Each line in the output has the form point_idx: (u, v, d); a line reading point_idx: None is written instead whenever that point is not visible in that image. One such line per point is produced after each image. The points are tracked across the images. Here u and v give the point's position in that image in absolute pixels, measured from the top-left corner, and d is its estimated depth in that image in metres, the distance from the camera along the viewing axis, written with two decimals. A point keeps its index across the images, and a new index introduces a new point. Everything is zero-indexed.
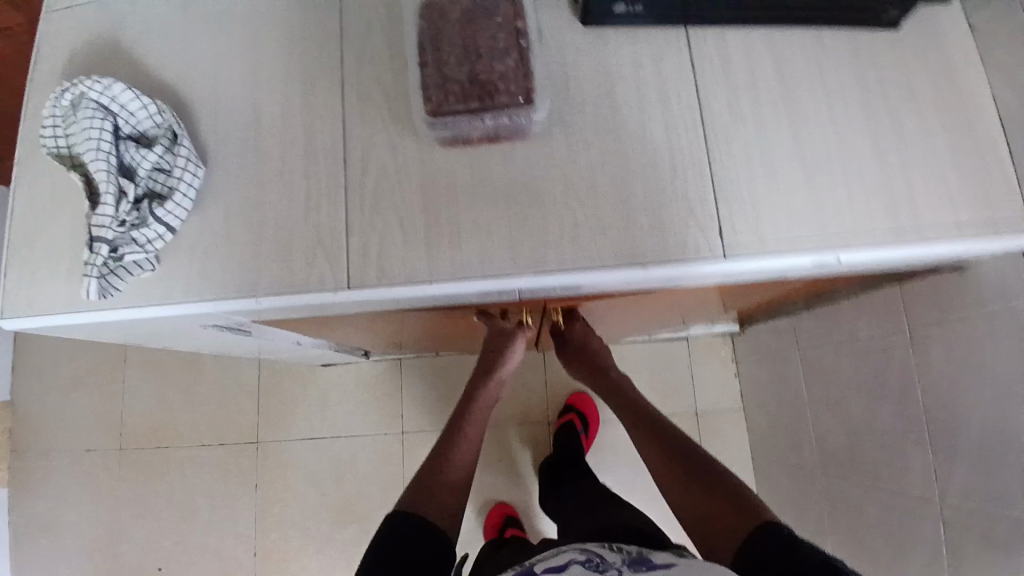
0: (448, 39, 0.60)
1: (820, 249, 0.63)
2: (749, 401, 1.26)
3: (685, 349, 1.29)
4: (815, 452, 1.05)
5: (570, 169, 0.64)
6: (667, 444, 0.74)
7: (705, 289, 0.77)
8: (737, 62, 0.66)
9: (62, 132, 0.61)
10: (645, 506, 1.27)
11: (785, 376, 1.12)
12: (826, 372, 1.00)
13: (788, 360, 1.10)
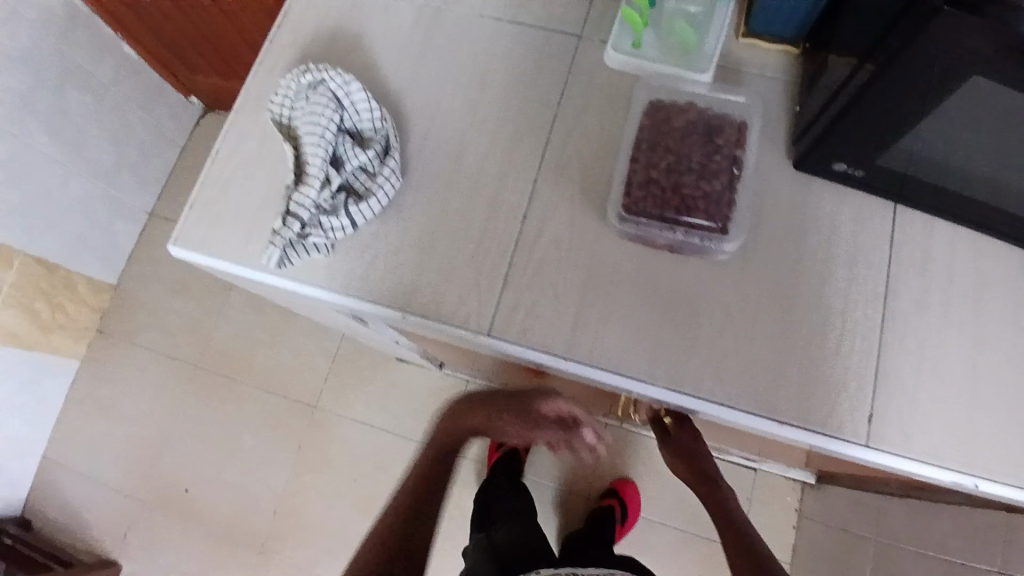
0: (664, 145, 0.61)
1: (961, 471, 0.59)
2: (799, 558, 1.19)
3: (750, 477, 1.25)
4: None
5: (734, 300, 0.63)
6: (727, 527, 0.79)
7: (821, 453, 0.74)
8: (939, 254, 0.64)
9: (292, 107, 0.66)
10: None
11: (844, 551, 1.05)
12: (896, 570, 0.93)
13: (854, 538, 1.04)
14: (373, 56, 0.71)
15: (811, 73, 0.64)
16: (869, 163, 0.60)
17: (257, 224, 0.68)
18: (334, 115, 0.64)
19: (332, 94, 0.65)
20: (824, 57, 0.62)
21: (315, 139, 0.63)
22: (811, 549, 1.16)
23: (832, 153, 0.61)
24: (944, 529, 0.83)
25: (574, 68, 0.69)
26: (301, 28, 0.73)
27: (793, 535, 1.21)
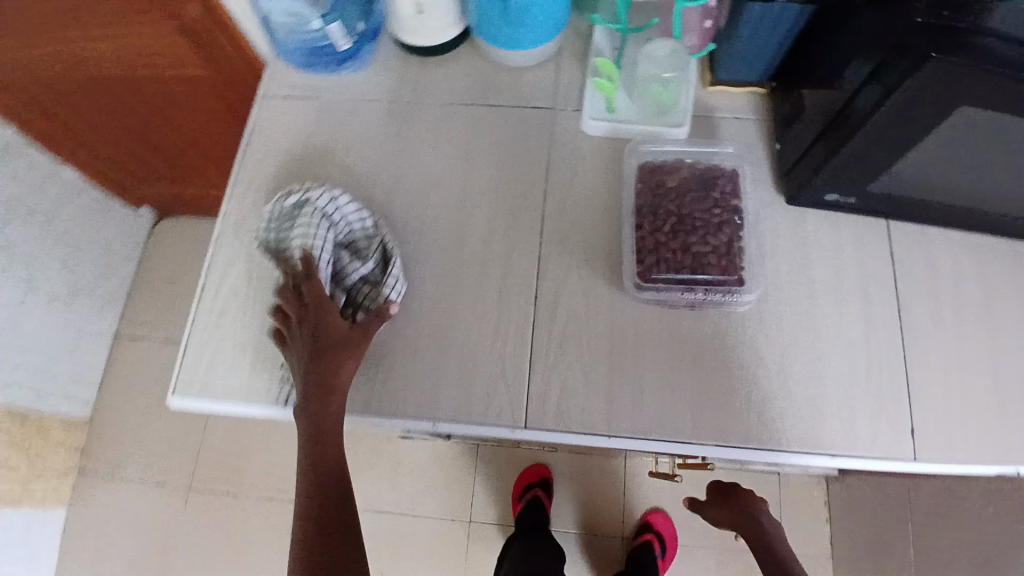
0: (665, 207, 0.63)
1: (1007, 464, 0.60)
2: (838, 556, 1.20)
3: (775, 482, 1.26)
4: None
5: (761, 342, 0.63)
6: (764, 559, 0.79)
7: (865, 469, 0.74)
8: (939, 260, 0.66)
9: (276, 231, 0.64)
10: None
11: (885, 541, 1.06)
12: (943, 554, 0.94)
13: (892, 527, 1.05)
14: (357, 162, 0.71)
15: (784, 113, 0.67)
16: (861, 190, 0.62)
17: (260, 356, 0.64)
18: (327, 234, 0.62)
19: (320, 211, 0.63)
20: (798, 96, 0.64)
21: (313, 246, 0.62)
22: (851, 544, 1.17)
23: (824, 185, 0.63)
24: (984, 509, 0.84)
25: (553, 141, 0.70)
26: (278, 146, 0.72)
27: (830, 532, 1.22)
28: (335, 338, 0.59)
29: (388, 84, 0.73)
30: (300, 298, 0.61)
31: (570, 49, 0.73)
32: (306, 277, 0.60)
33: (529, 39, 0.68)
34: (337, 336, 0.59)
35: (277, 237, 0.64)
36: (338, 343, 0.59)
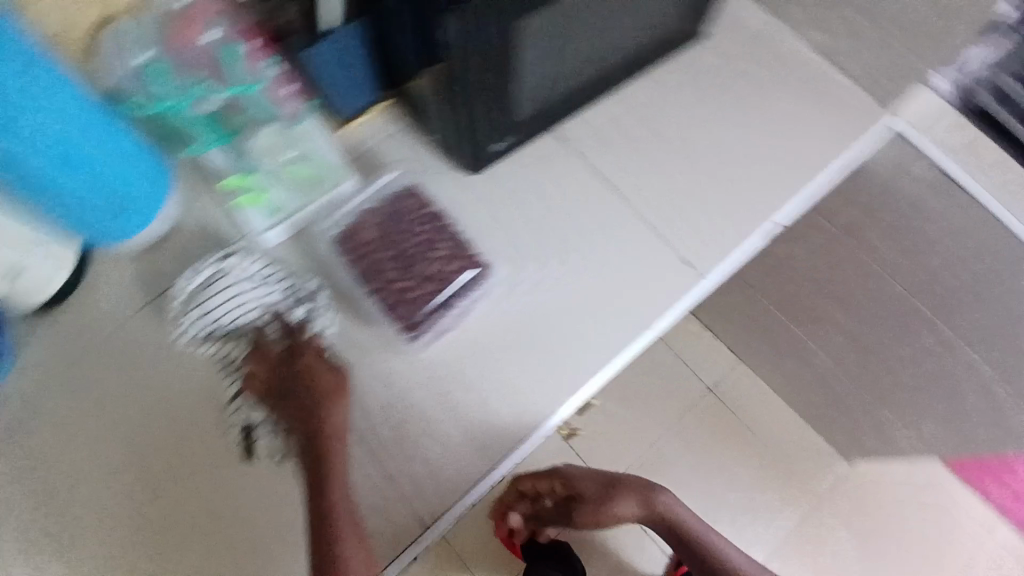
0: (380, 254, 0.63)
1: (758, 224, 0.71)
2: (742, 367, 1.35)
3: (665, 351, 1.36)
4: (823, 361, 1.14)
5: (542, 288, 0.66)
6: (617, 508, 0.79)
7: None
8: (603, 125, 0.74)
9: (198, 312, 0.60)
10: (733, 497, 1.28)
11: (757, 321, 1.20)
12: (785, 300, 1.09)
13: (751, 309, 1.20)
14: (88, 442, 0.61)
15: (417, 111, 0.71)
16: (513, 125, 0.66)
17: None
18: (251, 301, 0.60)
19: (236, 278, 0.60)
20: (420, 90, 0.68)
21: (265, 297, 0.61)
22: (742, 341, 1.31)
23: (487, 139, 0.66)
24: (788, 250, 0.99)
25: None
26: None
27: (726, 349, 1.36)
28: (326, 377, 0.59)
29: (49, 357, 0.63)
30: (276, 343, 0.61)
31: (200, 185, 0.69)
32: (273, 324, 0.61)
33: (116, 232, 0.62)
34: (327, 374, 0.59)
35: (207, 290, 0.60)
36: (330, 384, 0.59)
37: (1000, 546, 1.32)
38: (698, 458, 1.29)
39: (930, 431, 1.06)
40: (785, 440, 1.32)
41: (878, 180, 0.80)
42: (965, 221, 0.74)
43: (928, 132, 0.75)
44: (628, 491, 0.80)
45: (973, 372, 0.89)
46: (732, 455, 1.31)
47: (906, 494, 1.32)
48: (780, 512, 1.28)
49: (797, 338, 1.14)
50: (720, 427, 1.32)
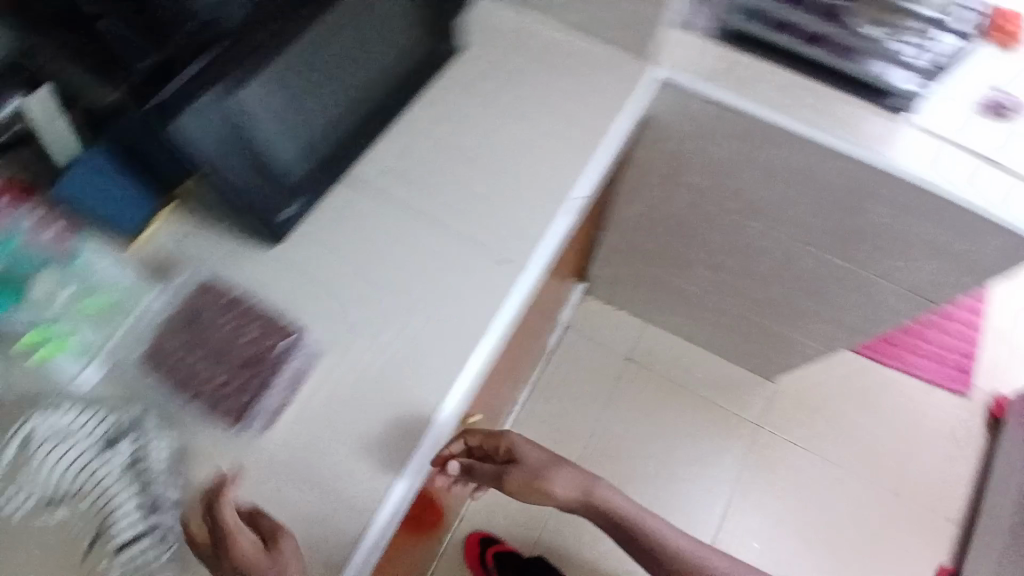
0: (185, 358, 0.62)
1: (560, 203, 0.71)
2: (652, 327, 1.43)
3: (578, 339, 1.42)
4: (708, 298, 1.20)
5: (371, 337, 0.64)
6: (558, 483, 0.77)
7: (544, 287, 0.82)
8: (393, 155, 0.71)
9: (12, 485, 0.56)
10: (681, 445, 1.34)
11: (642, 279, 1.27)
12: (656, 255, 1.17)
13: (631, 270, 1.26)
14: None
15: (200, 207, 0.69)
16: (289, 190, 0.64)
17: None
18: (68, 452, 0.57)
19: (46, 434, 0.57)
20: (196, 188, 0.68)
21: (83, 442, 0.57)
22: (639, 302, 1.37)
23: (266, 212, 0.63)
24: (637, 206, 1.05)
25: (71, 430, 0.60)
26: None
27: (627, 313, 1.43)
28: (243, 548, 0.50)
29: None
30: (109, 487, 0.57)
31: None
32: (99, 468, 0.57)
33: None
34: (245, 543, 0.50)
35: (16, 458, 0.56)
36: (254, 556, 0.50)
37: (929, 406, 1.41)
38: (637, 420, 1.36)
39: (818, 330, 1.13)
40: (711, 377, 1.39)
41: (672, 122, 0.84)
42: (751, 135, 0.79)
43: (696, 69, 0.78)
44: (569, 471, 0.78)
45: (822, 264, 0.95)
46: (670, 408, 1.37)
47: (832, 390, 1.40)
48: (727, 444, 1.34)
49: (679, 285, 1.21)
50: (649, 386, 1.39)
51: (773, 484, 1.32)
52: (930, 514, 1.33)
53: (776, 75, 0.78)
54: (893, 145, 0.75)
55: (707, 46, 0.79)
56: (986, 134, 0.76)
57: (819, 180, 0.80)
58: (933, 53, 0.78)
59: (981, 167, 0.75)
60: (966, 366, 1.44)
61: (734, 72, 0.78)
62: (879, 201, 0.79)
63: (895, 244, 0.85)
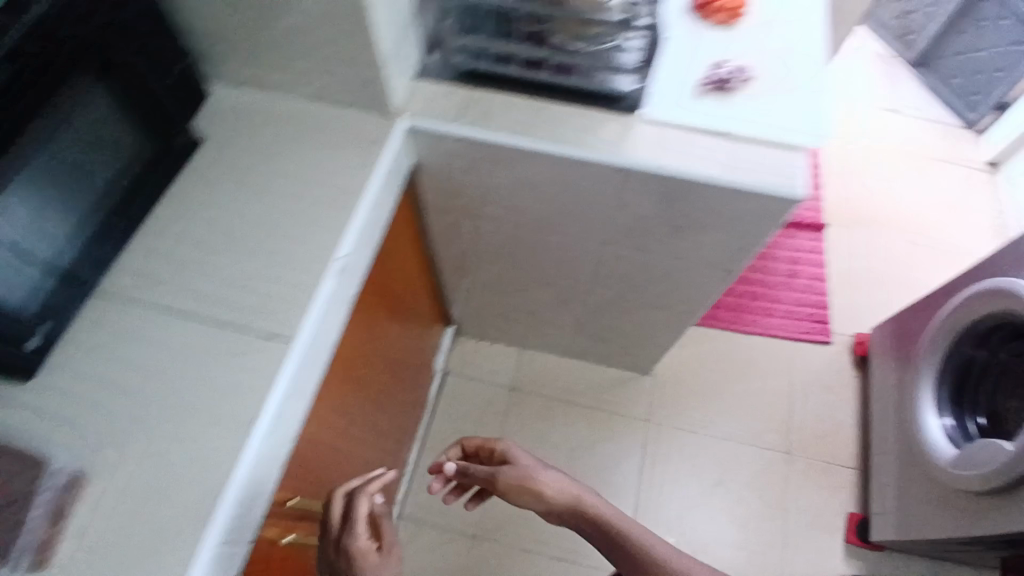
0: None
1: (325, 266, 0.71)
2: (528, 351, 1.52)
3: (461, 381, 1.48)
4: (555, 312, 1.28)
5: (142, 449, 0.63)
6: (546, 482, 0.80)
7: (354, 346, 0.82)
8: (147, 263, 0.73)
9: None
10: (577, 453, 1.42)
11: (495, 308, 1.35)
12: (494, 286, 1.25)
13: (482, 300, 1.34)
14: None
15: None
16: (25, 321, 0.63)
17: None
18: None
19: None
20: None
21: None
22: (506, 329, 1.45)
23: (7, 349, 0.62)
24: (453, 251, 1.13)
25: None
26: None
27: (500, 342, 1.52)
28: (358, 542, 0.70)
29: None
30: None
31: None
32: None
33: None
34: (360, 536, 0.71)
35: None
36: (368, 546, 0.71)
37: (792, 360, 1.52)
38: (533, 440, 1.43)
39: (654, 321, 1.21)
40: (591, 383, 1.49)
41: (439, 167, 0.88)
42: (508, 161, 0.83)
43: (437, 112, 0.82)
44: (557, 474, 0.82)
45: (625, 262, 1.02)
46: (560, 421, 1.45)
47: (702, 367, 1.51)
48: (619, 441, 1.43)
49: (528, 307, 1.30)
50: (537, 404, 1.47)
51: (668, 469, 1.41)
52: (818, 458, 1.42)
53: (514, 104, 0.82)
54: (633, 140, 0.80)
55: (444, 88, 0.84)
56: (715, 110, 0.81)
57: (581, 189, 0.86)
58: (637, 51, 0.83)
59: (718, 139, 0.79)
60: (821, 316, 1.56)
61: (478, 108, 0.82)
62: (637, 198, 0.85)
63: (672, 231, 0.91)
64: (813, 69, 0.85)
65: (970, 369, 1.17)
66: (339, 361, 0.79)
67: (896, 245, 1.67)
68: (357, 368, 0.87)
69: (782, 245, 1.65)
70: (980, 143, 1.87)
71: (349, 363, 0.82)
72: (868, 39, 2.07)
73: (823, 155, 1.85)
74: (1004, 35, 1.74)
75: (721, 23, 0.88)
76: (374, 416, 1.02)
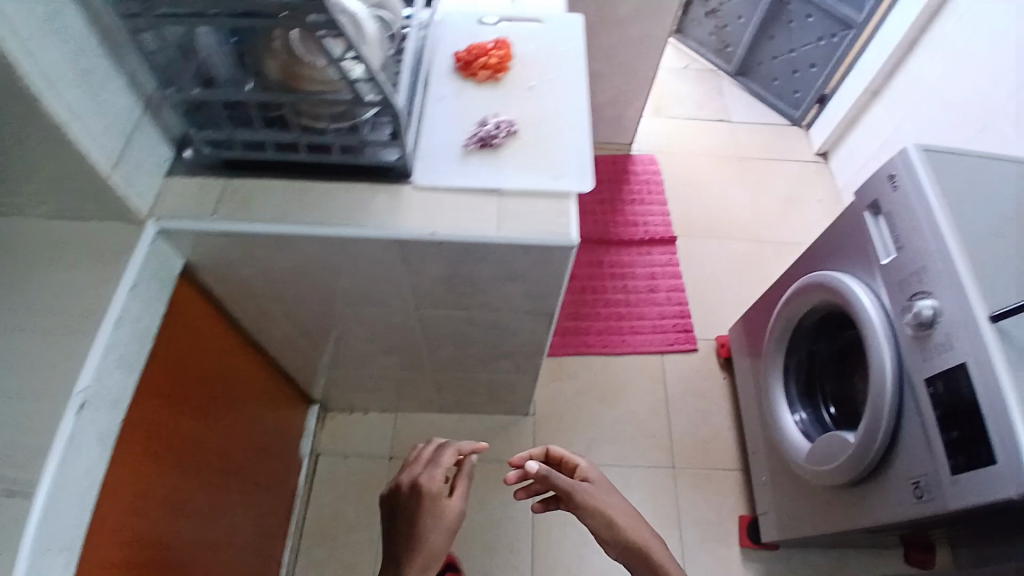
0: None
1: (66, 403, 0.67)
2: (402, 414, 1.52)
3: (334, 459, 1.47)
4: (412, 374, 1.27)
5: None
6: (615, 512, 0.89)
7: (138, 465, 0.80)
8: None
9: None
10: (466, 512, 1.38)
11: (350, 376, 1.33)
12: (340, 359, 1.23)
13: (337, 372, 1.31)
14: None
15: None
16: None
17: None
18: None
19: None
20: None
21: None
22: (373, 396, 1.44)
23: None
24: (272, 335, 1.11)
25: None
26: None
27: (372, 407, 1.50)
28: (433, 481, 0.89)
29: None
30: None
31: None
32: None
33: None
34: (437, 475, 0.90)
35: None
36: (438, 489, 0.88)
37: (661, 373, 1.56)
38: None
39: (505, 369, 1.20)
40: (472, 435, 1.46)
41: (214, 262, 0.85)
42: (278, 253, 0.81)
43: (191, 211, 0.78)
44: (621, 504, 0.91)
45: (448, 324, 1.01)
46: None
47: (580, 396, 1.51)
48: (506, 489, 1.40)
49: (384, 372, 1.28)
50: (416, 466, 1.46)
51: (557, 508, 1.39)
52: (703, 467, 1.44)
53: (273, 188, 0.79)
54: (398, 212, 0.76)
55: (198, 185, 0.80)
56: (480, 170, 0.80)
57: (366, 271, 0.84)
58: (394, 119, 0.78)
59: (487, 199, 0.77)
60: (683, 325, 1.63)
61: (235, 198, 0.78)
62: (425, 273, 0.84)
63: (476, 293, 0.89)
64: (579, 116, 0.86)
65: (809, 360, 1.19)
66: (110, 493, 0.74)
67: (736, 247, 1.78)
68: (155, 485, 0.83)
69: (640, 261, 1.74)
70: (810, 141, 2.00)
71: (136, 486, 0.79)
72: (695, 57, 2.20)
73: (667, 169, 1.94)
74: (812, 33, 1.84)
75: (487, 80, 0.89)
76: (198, 530, 0.96)
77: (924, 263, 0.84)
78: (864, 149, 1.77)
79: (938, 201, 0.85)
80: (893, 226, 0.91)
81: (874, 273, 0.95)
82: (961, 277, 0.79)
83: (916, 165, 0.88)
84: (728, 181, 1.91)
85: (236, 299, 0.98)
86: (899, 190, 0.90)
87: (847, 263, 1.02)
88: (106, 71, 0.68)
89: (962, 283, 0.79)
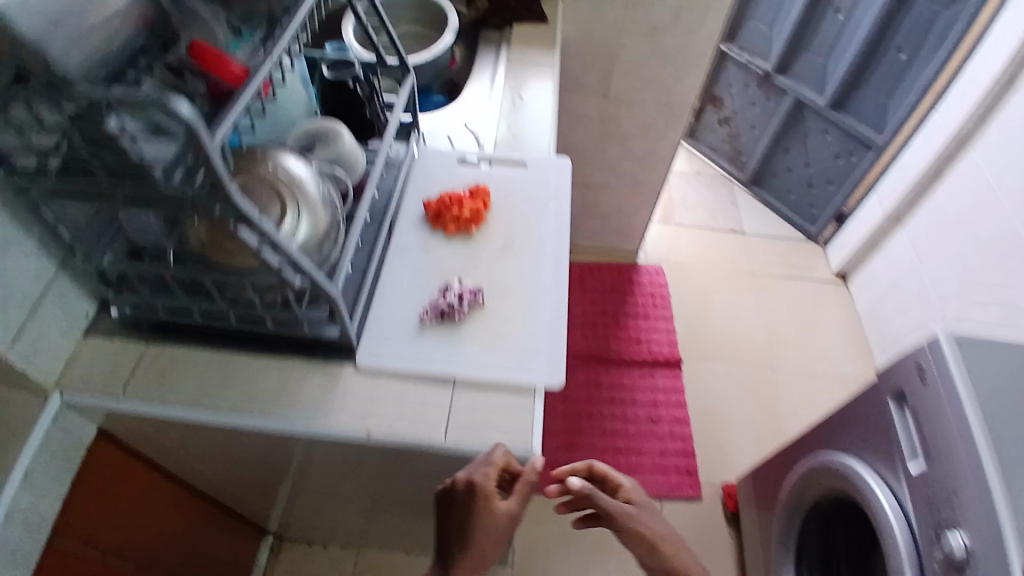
0: None
1: None
2: (366, 550, 1.38)
3: None
4: (374, 517, 1.15)
5: None
6: (662, 538, 0.76)
7: None
8: None
9: None
10: None
11: (307, 513, 1.21)
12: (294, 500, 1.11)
13: (291, 510, 1.19)
14: None
15: None
16: None
17: None
18: None
19: None
20: None
21: None
22: (333, 531, 1.30)
23: None
24: (215, 485, 1.00)
25: None
26: None
27: (334, 542, 1.35)
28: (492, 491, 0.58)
29: None
30: None
31: None
32: None
33: None
34: (496, 478, 0.59)
35: None
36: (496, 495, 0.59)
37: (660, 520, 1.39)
38: None
39: None
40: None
41: (134, 433, 0.74)
42: (197, 433, 0.70)
43: (103, 382, 0.67)
44: (671, 528, 0.77)
45: (405, 492, 0.89)
46: None
47: (568, 545, 1.35)
48: None
49: (346, 511, 1.16)
50: None
51: None
52: None
53: (196, 361, 0.68)
54: (333, 404, 0.64)
55: (119, 349, 0.69)
56: (439, 348, 0.68)
57: (304, 453, 0.73)
58: None
59: (439, 390, 0.66)
60: (686, 465, 1.47)
61: (153, 368, 0.67)
62: (371, 461, 0.72)
63: (431, 477, 0.78)
64: (558, 282, 0.75)
65: (828, 542, 1.05)
66: None
67: (748, 373, 1.64)
68: None
69: (641, 385, 1.60)
70: (827, 258, 1.88)
71: None
72: (707, 162, 2.14)
73: (674, 279, 1.83)
74: (829, 150, 1.76)
75: (460, 233, 0.80)
76: None
77: (956, 486, 0.71)
78: (887, 275, 1.65)
79: (973, 406, 0.72)
80: (922, 427, 0.78)
81: (901, 476, 0.82)
82: (996, 515, 0.65)
83: (946, 362, 0.76)
84: (739, 299, 1.79)
85: (172, 462, 0.87)
86: (928, 386, 0.78)
87: (872, 451, 0.89)
88: (14, 239, 0.58)
89: (996, 521, 0.65)
